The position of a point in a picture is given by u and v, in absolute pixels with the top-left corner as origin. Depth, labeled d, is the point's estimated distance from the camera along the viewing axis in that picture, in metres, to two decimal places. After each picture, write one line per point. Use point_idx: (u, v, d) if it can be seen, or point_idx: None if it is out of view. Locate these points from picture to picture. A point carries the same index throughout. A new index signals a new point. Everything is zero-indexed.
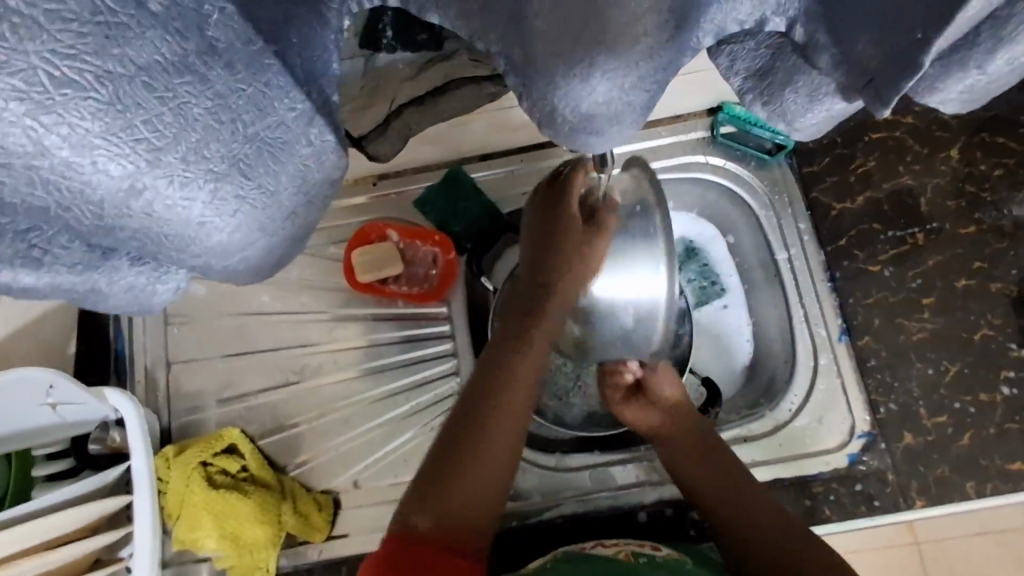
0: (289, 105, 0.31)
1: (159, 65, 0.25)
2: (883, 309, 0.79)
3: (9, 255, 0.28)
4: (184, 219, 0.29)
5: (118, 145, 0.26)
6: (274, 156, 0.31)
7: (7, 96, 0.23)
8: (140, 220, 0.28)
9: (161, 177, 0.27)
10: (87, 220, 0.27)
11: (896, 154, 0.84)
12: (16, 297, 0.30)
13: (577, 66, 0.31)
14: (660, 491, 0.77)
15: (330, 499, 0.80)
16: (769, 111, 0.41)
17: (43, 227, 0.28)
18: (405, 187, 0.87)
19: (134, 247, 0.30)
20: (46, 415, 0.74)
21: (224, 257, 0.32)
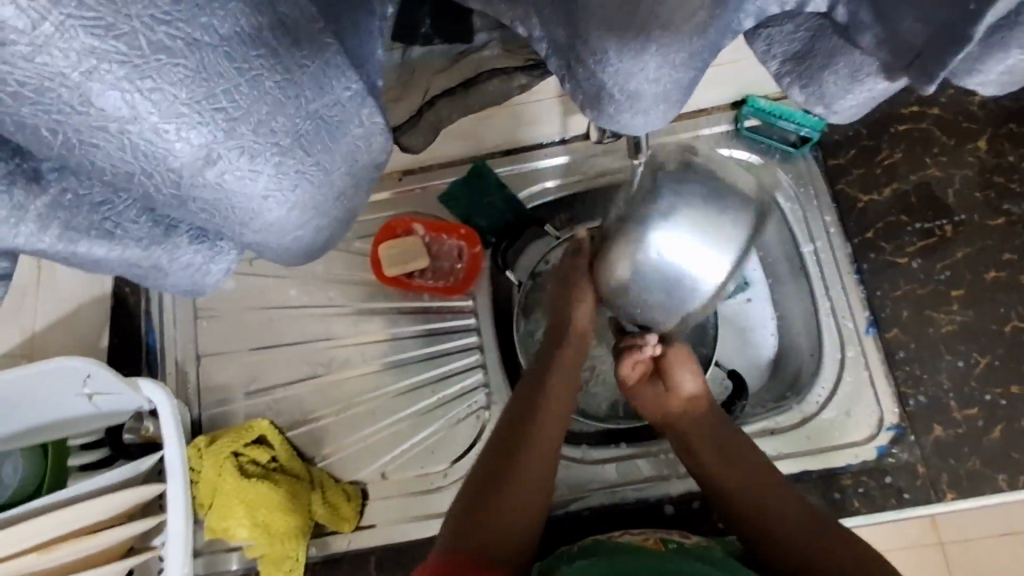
0: (344, 86, 0.32)
1: (238, 38, 0.27)
2: (911, 301, 0.79)
3: (85, 226, 0.30)
4: (249, 193, 0.30)
5: (199, 113, 0.27)
6: (330, 135, 0.32)
7: (110, 59, 0.24)
8: (211, 192, 0.29)
9: (233, 147, 0.28)
10: (162, 189, 0.28)
11: (922, 145, 0.83)
12: (83, 269, 0.32)
13: (629, 42, 0.32)
14: (687, 483, 0.78)
15: (357, 490, 0.81)
16: (807, 93, 0.41)
17: (115, 201, 0.30)
18: (430, 182, 0.88)
19: (200, 221, 0.30)
20: (82, 405, 0.76)
21: (280, 236, 0.33)
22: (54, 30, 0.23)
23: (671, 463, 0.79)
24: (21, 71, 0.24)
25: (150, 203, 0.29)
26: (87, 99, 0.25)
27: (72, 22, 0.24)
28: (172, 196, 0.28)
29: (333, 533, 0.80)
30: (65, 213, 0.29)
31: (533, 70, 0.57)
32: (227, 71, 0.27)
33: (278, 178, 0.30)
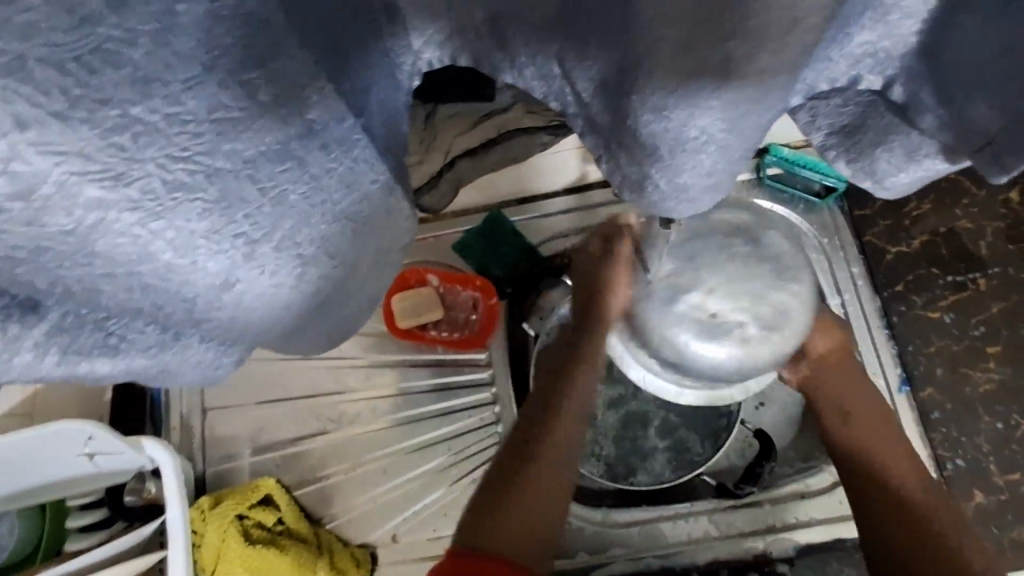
0: (363, 199, 0.35)
1: (263, 156, 0.30)
2: (946, 358, 0.76)
3: (91, 346, 0.32)
4: (268, 303, 0.34)
5: (218, 243, 0.30)
6: (348, 239, 0.36)
7: (125, 207, 0.27)
8: (229, 310, 0.32)
9: (247, 268, 0.32)
10: (179, 314, 0.32)
11: (952, 196, 0.81)
12: (96, 379, 0.34)
13: (684, 137, 0.31)
14: (714, 550, 0.74)
15: (367, 554, 0.78)
16: (855, 168, 0.39)
17: (123, 317, 0.31)
18: (442, 231, 0.86)
19: (216, 333, 0.34)
20: (82, 465, 0.72)
21: (290, 328, 0.37)
22: (61, 186, 0.26)
23: (698, 528, 0.75)
24: (45, 228, 0.27)
25: (160, 320, 0.32)
26: (94, 245, 0.28)
27: (84, 179, 0.26)
28: (187, 314, 0.32)
29: None
30: (67, 337, 0.31)
31: (557, 129, 0.55)
32: (246, 208, 0.30)
33: (286, 285, 0.34)
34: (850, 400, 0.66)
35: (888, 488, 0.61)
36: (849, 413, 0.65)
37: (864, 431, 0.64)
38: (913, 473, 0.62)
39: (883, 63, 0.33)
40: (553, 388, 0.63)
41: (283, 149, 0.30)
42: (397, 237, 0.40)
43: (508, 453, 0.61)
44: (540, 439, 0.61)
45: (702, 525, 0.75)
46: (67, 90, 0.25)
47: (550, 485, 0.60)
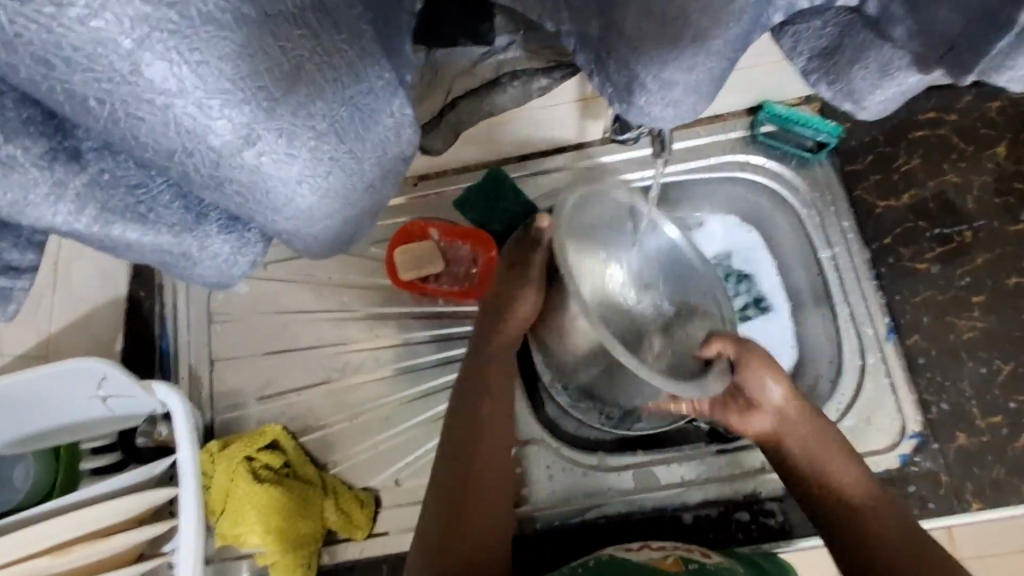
0: (387, 109, 0.34)
1: (282, 14, 0.27)
2: (932, 307, 0.78)
3: (121, 208, 0.31)
4: (285, 177, 0.30)
5: (242, 92, 0.27)
6: (367, 145, 0.33)
7: (162, 27, 0.25)
8: (249, 173, 0.29)
9: (271, 137, 0.29)
10: (204, 168, 0.29)
11: (940, 152, 0.83)
12: (116, 253, 0.33)
13: (669, 29, 0.32)
14: (705, 491, 0.76)
15: (371, 496, 0.80)
16: (835, 90, 0.41)
17: (150, 184, 0.31)
18: (444, 188, 0.89)
19: (235, 204, 0.31)
20: (95, 408, 0.75)
21: (306, 220, 0.33)
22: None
23: (691, 470, 0.77)
24: (74, 36, 0.24)
25: (189, 181, 0.29)
26: (134, 64, 0.25)
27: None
28: (212, 179, 0.29)
29: (346, 539, 0.79)
30: (102, 193, 0.30)
31: (554, 72, 0.58)
32: (276, 64, 0.28)
33: (308, 171, 0.31)
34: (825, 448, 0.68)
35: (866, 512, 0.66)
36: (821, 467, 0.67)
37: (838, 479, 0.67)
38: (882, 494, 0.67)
39: None
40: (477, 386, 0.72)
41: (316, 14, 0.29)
42: (406, 159, 0.38)
43: (448, 473, 0.69)
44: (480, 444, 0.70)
45: (694, 468, 0.78)
46: None
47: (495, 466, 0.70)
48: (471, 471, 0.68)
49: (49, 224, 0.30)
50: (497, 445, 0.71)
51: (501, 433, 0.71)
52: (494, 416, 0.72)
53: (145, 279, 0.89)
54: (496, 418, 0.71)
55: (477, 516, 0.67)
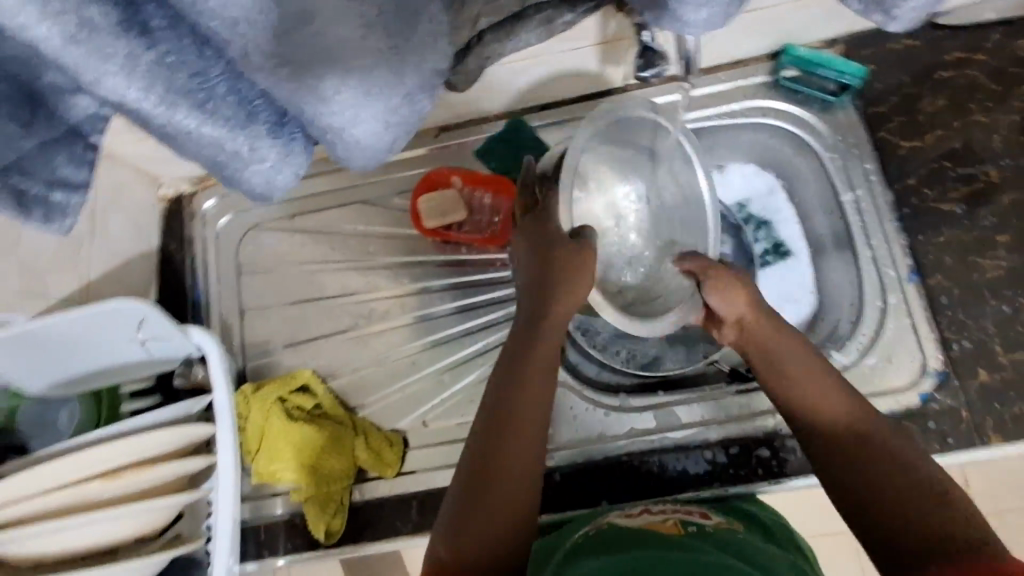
0: (427, 14, 0.35)
1: None
2: (955, 247, 0.78)
3: (183, 88, 0.33)
4: (333, 60, 0.32)
5: None
6: (412, 58, 0.36)
7: None
8: (303, 50, 0.32)
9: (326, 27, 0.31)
10: (262, 45, 0.31)
11: (967, 92, 0.82)
12: (174, 143, 0.36)
13: None
14: (725, 429, 0.77)
15: (400, 438, 0.83)
16: (865, 1, 0.41)
17: (210, 76, 0.34)
18: (465, 138, 0.89)
19: (288, 87, 0.33)
20: (135, 350, 0.78)
21: (348, 112, 0.35)
22: None
23: (711, 410, 0.79)
24: None
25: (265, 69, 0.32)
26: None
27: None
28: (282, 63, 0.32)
29: (377, 478, 0.81)
30: (164, 74, 0.32)
31: (577, 5, 0.58)
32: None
33: (361, 75, 0.34)
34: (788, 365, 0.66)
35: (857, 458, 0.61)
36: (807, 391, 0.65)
37: (794, 379, 0.65)
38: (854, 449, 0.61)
39: None
40: (516, 368, 0.67)
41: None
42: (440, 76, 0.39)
43: (489, 426, 0.65)
44: (508, 430, 0.65)
45: (715, 408, 0.79)
46: None
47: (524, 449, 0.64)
48: (502, 437, 0.64)
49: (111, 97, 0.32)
50: (530, 417, 0.66)
51: (542, 409, 0.67)
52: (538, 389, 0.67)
53: (176, 232, 0.92)
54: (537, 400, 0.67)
55: (508, 470, 0.63)
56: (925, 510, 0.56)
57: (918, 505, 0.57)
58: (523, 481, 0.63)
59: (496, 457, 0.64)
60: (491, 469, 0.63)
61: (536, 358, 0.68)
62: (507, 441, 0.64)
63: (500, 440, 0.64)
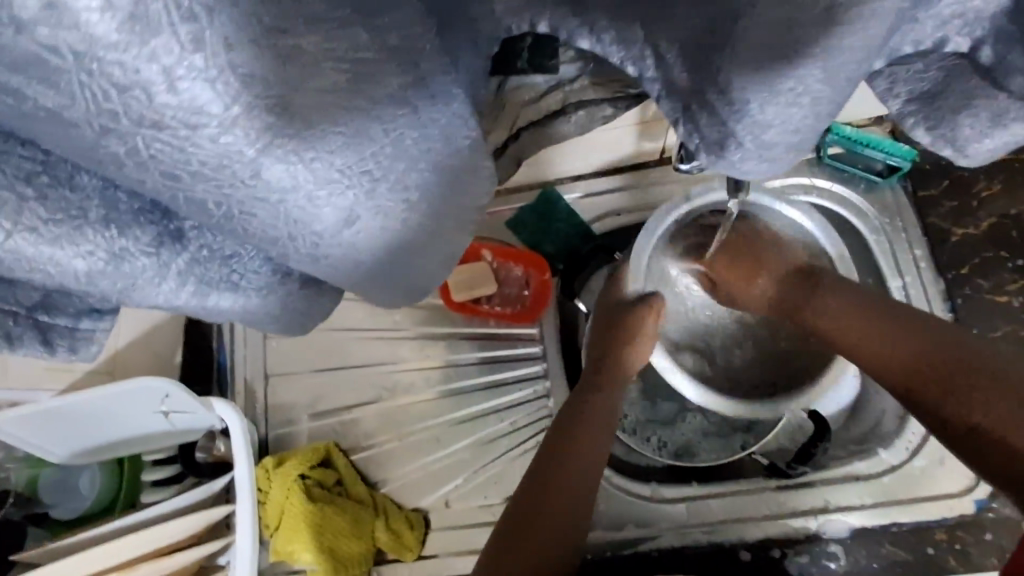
0: (470, 171, 0.39)
1: (388, 103, 0.32)
2: (1013, 342, 0.74)
3: (219, 279, 0.38)
4: (378, 243, 0.36)
5: (349, 179, 0.32)
6: (453, 209, 0.39)
7: (286, 135, 0.29)
8: (347, 246, 0.35)
9: (370, 215, 0.34)
10: (305, 248, 0.34)
11: (1022, 177, 0.78)
12: (210, 314, 0.40)
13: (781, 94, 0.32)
14: (765, 528, 0.73)
15: (421, 517, 0.80)
16: (934, 134, 0.39)
17: (243, 258, 0.38)
18: (496, 209, 0.87)
19: (331, 271, 0.37)
20: (159, 422, 0.77)
21: (381, 275, 0.39)
22: (238, 116, 0.27)
23: (748, 505, 0.74)
24: (206, 150, 0.28)
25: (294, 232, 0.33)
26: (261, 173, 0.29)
27: (242, 116, 0.27)
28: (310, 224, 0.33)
29: (396, 559, 0.79)
30: (200, 269, 0.37)
31: (619, 101, 0.56)
32: (402, 151, 0.34)
33: (405, 231, 0.37)
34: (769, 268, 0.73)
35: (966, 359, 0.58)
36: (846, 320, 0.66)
37: (844, 325, 0.65)
38: (943, 330, 0.61)
39: (971, 25, 0.33)
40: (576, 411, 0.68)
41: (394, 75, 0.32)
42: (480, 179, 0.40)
43: (544, 454, 0.66)
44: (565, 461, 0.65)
45: (752, 503, 0.74)
46: (257, 23, 0.26)
47: (576, 486, 0.64)
48: (557, 470, 0.64)
49: (156, 299, 0.37)
50: (591, 454, 0.66)
51: (595, 458, 0.66)
52: (596, 429, 0.67)
53: None
54: (590, 455, 0.65)
55: (557, 497, 0.63)
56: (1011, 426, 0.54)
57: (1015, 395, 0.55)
58: (566, 511, 0.63)
59: (551, 488, 0.63)
60: (540, 501, 0.63)
61: (598, 407, 0.68)
62: (564, 473, 0.64)
63: (554, 475, 0.64)
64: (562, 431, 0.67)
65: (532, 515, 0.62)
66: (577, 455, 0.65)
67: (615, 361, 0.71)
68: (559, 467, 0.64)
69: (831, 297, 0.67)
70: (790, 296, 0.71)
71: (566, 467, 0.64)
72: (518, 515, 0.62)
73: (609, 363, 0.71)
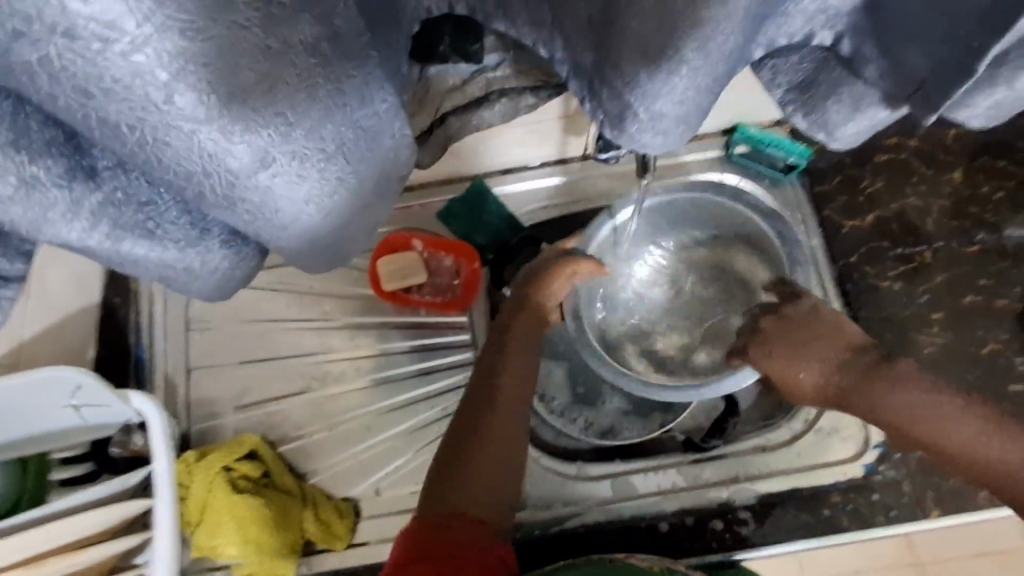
0: (389, 132, 0.39)
1: (303, 45, 0.32)
2: (895, 322, 0.82)
3: (132, 225, 0.36)
4: (292, 195, 0.36)
5: (260, 119, 0.32)
6: (375, 170, 0.39)
7: (195, 62, 0.28)
8: (261, 192, 0.35)
9: (284, 160, 0.34)
10: (218, 188, 0.34)
11: (902, 175, 0.87)
12: (124, 266, 0.38)
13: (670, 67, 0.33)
14: (681, 500, 0.78)
15: (351, 506, 0.80)
16: (810, 121, 0.44)
17: (159, 204, 0.36)
18: (428, 200, 0.90)
19: (244, 220, 0.36)
20: (68, 416, 0.73)
21: (297, 232, 0.39)
22: (147, 37, 0.27)
23: (667, 479, 0.79)
24: (115, 67, 0.27)
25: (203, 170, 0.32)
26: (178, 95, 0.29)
27: (155, 38, 0.27)
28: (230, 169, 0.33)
29: (325, 550, 0.78)
30: (112, 214, 0.35)
31: (540, 90, 0.60)
32: (317, 99, 0.34)
33: (323, 184, 0.36)
34: (811, 349, 0.67)
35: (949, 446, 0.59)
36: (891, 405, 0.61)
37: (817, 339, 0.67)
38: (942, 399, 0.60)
39: (833, 20, 0.37)
40: (491, 374, 0.64)
41: (320, 43, 0.33)
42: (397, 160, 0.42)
43: (463, 422, 0.62)
44: (481, 426, 0.61)
45: (670, 477, 0.79)
46: None
47: (495, 452, 0.60)
48: (475, 439, 0.60)
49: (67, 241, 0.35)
50: (510, 418, 0.62)
51: (513, 422, 0.63)
52: (515, 389, 0.64)
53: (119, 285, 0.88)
54: (501, 428, 0.62)
55: (478, 468, 0.59)
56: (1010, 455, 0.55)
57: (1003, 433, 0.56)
58: (488, 480, 0.59)
59: (470, 457, 0.60)
60: (458, 473, 0.59)
61: (512, 365, 0.65)
62: (483, 440, 0.61)
63: (472, 446, 0.60)
64: (478, 398, 0.63)
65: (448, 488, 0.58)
66: (497, 420, 0.62)
67: (522, 315, 0.68)
68: (476, 434, 0.61)
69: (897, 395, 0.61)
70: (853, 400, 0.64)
71: (487, 434, 0.61)
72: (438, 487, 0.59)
73: (519, 316, 0.68)
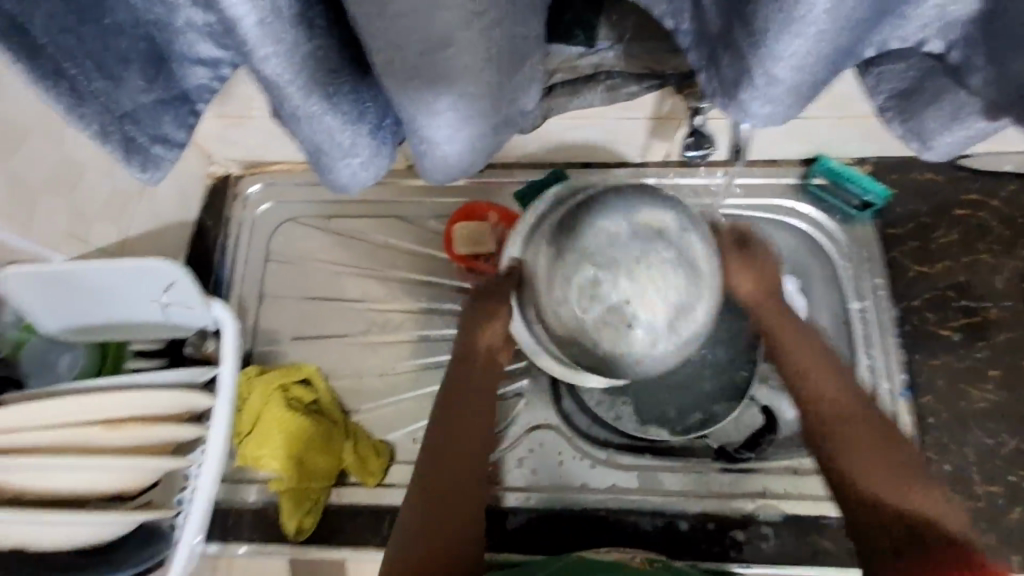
0: (527, 61, 0.47)
1: None
2: (948, 371, 0.82)
3: (319, 83, 0.43)
4: (454, 81, 0.42)
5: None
6: (510, 92, 0.47)
7: None
8: (437, 65, 0.41)
9: (462, 42, 0.40)
10: (403, 52, 0.40)
11: (978, 233, 0.87)
12: (290, 128, 0.45)
13: (792, 30, 0.36)
14: (705, 503, 0.79)
15: (386, 448, 0.84)
16: (906, 127, 0.48)
17: (338, 75, 0.44)
18: (506, 179, 0.94)
19: (408, 98, 0.43)
20: (155, 312, 0.80)
21: (443, 121, 0.45)
22: None
23: (694, 481, 0.80)
24: None
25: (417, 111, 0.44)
26: None
27: None
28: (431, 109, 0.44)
29: (356, 484, 0.82)
30: (311, 66, 0.42)
31: (643, 80, 0.64)
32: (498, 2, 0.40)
33: (479, 80, 0.43)
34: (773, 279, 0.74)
35: (836, 433, 0.66)
36: (809, 370, 0.70)
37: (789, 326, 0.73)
38: (860, 424, 0.66)
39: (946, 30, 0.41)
40: (457, 415, 0.72)
41: None
42: (523, 112, 0.51)
43: (428, 469, 0.69)
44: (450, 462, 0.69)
45: (698, 480, 0.80)
46: None
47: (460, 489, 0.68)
48: (443, 479, 0.68)
49: (263, 74, 0.41)
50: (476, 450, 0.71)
51: (474, 455, 0.70)
52: (476, 415, 0.72)
53: (215, 209, 0.96)
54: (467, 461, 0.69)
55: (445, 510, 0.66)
56: (903, 498, 0.60)
57: (900, 460, 0.63)
58: (459, 515, 0.66)
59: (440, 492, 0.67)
60: (422, 526, 0.65)
61: (472, 402, 0.73)
62: (450, 481, 0.68)
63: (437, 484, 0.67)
64: (441, 438, 0.70)
65: (415, 540, 0.64)
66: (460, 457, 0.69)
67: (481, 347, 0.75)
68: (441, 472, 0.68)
69: (810, 347, 0.71)
70: (773, 321, 0.73)
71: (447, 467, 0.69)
72: (410, 538, 0.64)
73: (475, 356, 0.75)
